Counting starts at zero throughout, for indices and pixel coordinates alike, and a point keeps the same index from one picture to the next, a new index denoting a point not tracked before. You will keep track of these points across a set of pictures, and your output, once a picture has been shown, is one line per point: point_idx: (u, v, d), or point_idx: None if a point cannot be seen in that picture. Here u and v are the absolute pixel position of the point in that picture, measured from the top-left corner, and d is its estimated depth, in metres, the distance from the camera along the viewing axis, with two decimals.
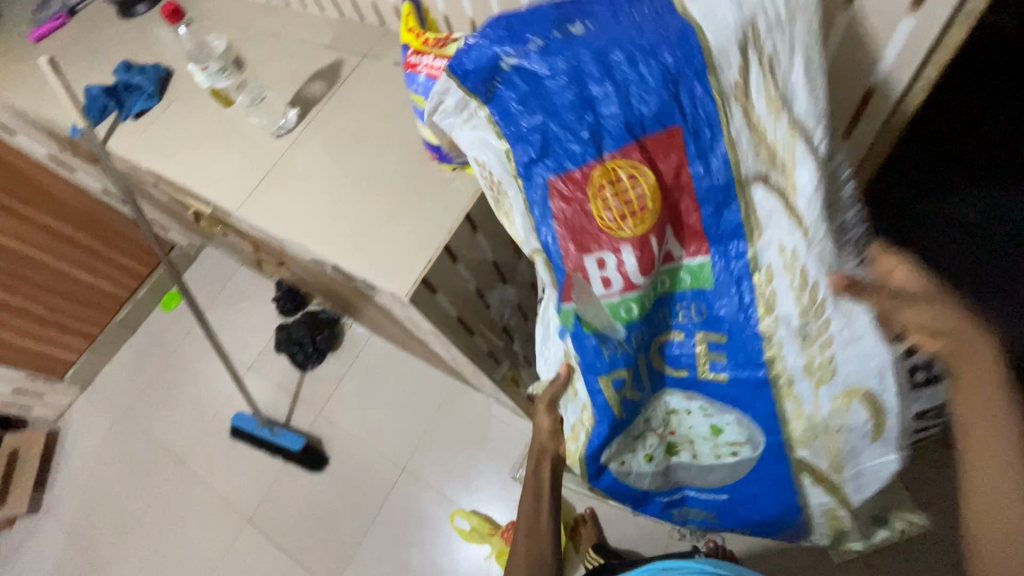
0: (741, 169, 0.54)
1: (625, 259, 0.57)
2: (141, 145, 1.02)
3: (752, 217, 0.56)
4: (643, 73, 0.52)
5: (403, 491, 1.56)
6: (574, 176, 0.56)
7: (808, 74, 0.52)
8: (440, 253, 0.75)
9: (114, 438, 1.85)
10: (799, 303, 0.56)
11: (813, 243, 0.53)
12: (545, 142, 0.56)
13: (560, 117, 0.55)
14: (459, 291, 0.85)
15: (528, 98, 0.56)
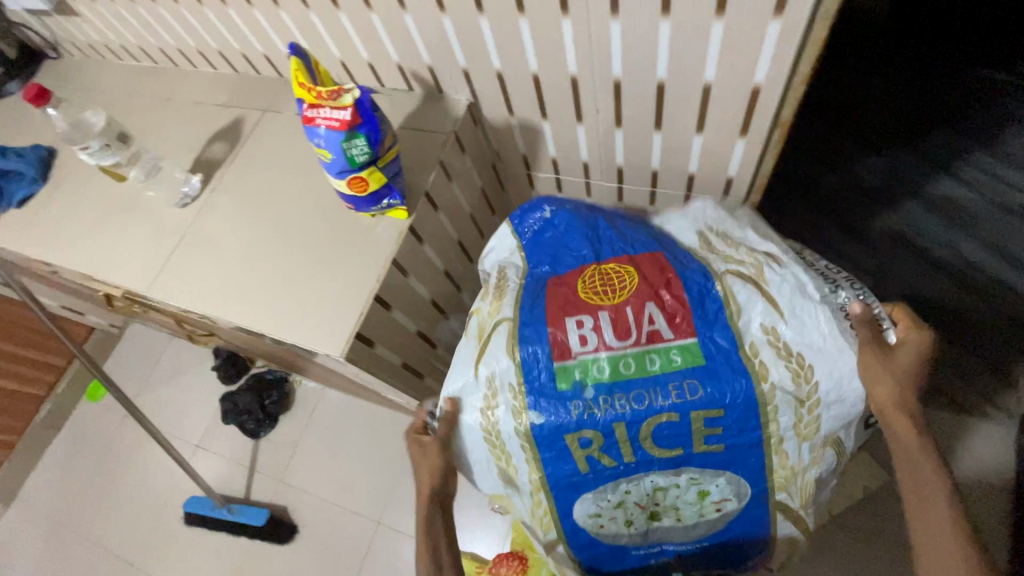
0: (718, 281, 0.64)
1: (604, 333, 0.62)
2: (30, 235, 0.93)
3: (732, 305, 0.62)
4: (630, 239, 0.70)
5: (381, 545, 1.49)
6: (565, 281, 0.67)
7: (760, 236, 0.70)
8: (372, 304, 0.73)
9: (52, 551, 1.67)
10: (791, 372, 0.59)
11: (793, 324, 0.60)
12: (549, 267, 0.70)
13: (563, 259, 0.70)
14: (400, 338, 0.83)
15: (539, 246, 0.72)
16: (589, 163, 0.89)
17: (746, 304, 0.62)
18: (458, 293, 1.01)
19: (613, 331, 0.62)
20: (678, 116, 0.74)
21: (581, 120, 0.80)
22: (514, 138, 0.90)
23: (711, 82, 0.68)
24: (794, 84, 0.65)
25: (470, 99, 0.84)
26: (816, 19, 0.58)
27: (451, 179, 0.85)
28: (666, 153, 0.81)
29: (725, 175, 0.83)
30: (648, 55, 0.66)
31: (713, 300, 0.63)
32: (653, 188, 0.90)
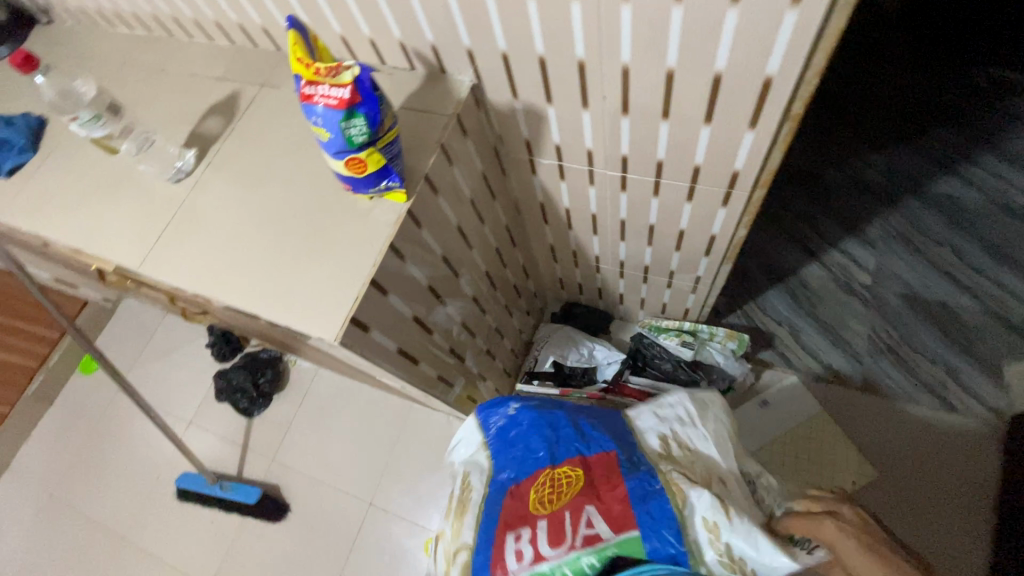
0: (672, 482, 0.78)
1: (539, 543, 0.75)
2: (19, 206, 0.91)
3: (679, 504, 0.75)
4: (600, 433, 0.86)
5: (372, 526, 1.50)
6: (535, 483, 0.81)
7: (716, 443, 0.87)
8: (367, 289, 0.71)
9: (43, 523, 1.68)
10: (718, 538, 0.72)
11: (732, 519, 0.72)
12: (538, 457, 0.83)
13: (548, 446, 0.85)
14: (395, 323, 0.82)
15: (528, 428, 0.88)
16: (593, 151, 0.87)
17: (693, 501, 0.74)
18: (456, 279, 1.00)
19: (548, 542, 0.75)
20: (686, 105, 0.72)
21: (587, 107, 0.78)
22: (517, 123, 0.88)
23: (723, 71, 0.66)
24: (806, 76, 0.64)
25: (473, 81, 0.82)
26: (835, 9, 0.56)
27: (452, 163, 0.83)
28: (672, 144, 0.80)
29: (731, 168, 0.81)
30: (660, 41, 0.64)
31: (657, 496, 0.76)
32: (657, 179, 0.89)
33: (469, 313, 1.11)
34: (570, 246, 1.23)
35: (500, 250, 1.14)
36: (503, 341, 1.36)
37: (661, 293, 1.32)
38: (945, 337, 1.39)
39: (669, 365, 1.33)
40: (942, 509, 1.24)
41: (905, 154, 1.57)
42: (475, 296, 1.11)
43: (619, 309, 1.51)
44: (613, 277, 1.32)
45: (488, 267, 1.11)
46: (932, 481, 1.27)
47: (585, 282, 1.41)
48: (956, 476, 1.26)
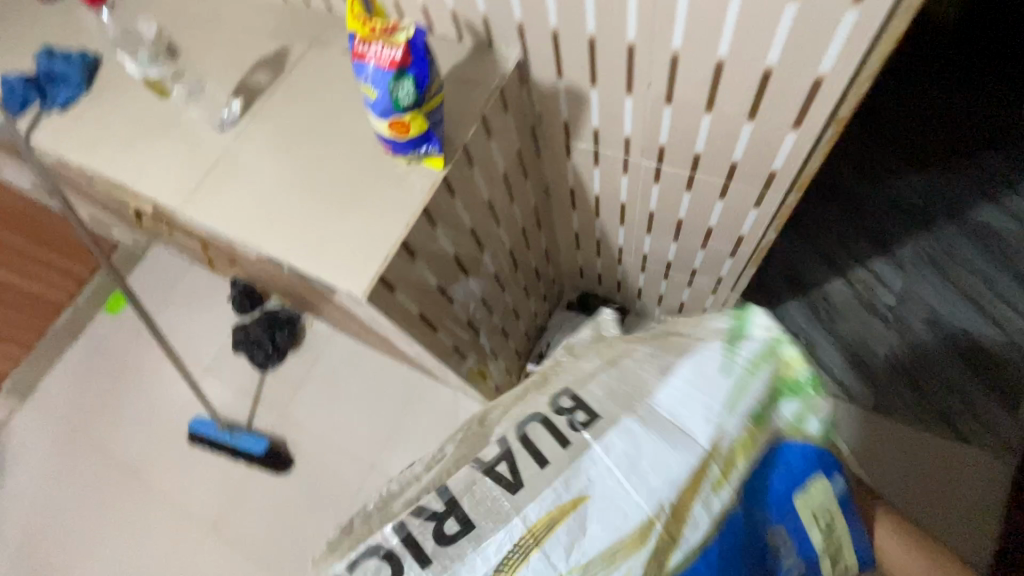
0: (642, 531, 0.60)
1: None
2: (70, 139, 0.94)
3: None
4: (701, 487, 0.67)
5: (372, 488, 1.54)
6: None
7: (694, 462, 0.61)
8: (397, 250, 0.73)
9: (62, 450, 1.75)
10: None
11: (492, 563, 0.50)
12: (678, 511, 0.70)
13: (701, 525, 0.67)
14: (418, 288, 0.83)
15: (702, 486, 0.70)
16: (631, 138, 0.87)
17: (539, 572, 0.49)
18: (481, 253, 1.01)
19: None
20: (733, 99, 0.72)
21: (631, 92, 0.78)
22: (558, 103, 0.88)
23: (773, 67, 0.65)
24: (859, 78, 0.64)
25: (520, 56, 0.82)
26: (897, 12, 0.55)
27: (490, 136, 0.84)
28: (712, 138, 0.79)
29: (769, 168, 0.81)
30: (714, 30, 0.64)
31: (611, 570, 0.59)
32: (691, 173, 0.88)
33: (489, 289, 1.12)
34: (595, 234, 1.24)
35: (526, 230, 1.14)
36: (518, 322, 1.37)
37: (681, 292, 1.32)
38: (965, 366, 1.37)
39: None
40: (941, 532, 1.25)
41: (945, 177, 1.54)
42: (497, 273, 1.12)
43: (636, 304, 1.51)
44: (634, 270, 1.32)
45: (512, 245, 1.12)
46: (935, 505, 1.27)
47: (606, 273, 1.41)
48: (958, 502, 1.27)
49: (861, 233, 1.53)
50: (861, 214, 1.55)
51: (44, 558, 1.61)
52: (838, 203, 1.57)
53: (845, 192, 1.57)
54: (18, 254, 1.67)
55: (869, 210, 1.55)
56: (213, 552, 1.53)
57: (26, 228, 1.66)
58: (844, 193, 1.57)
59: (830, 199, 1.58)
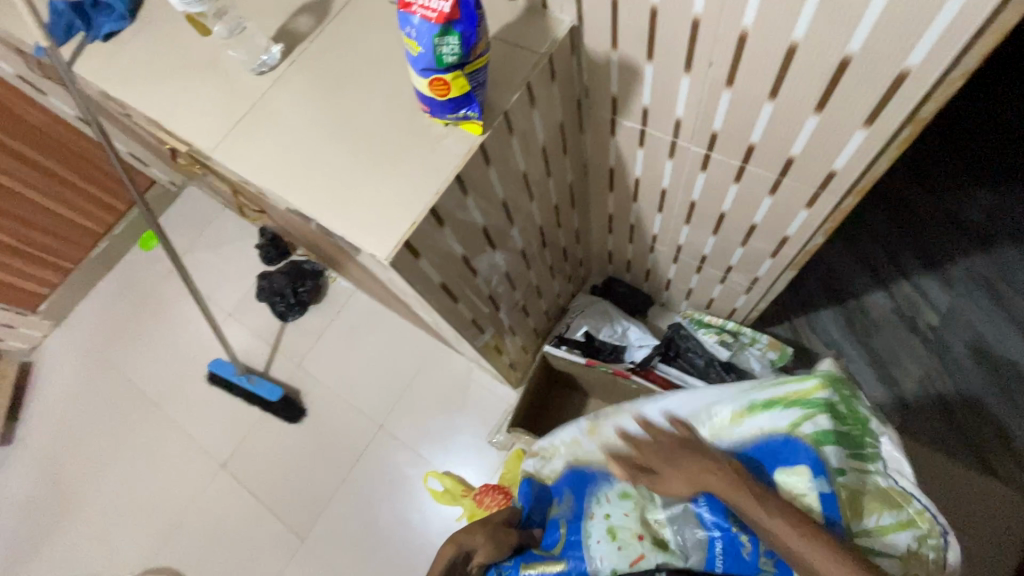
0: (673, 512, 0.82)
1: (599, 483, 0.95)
2: (110, 71, 0.93)
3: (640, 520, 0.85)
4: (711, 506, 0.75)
5: (379, 448, 1.56)
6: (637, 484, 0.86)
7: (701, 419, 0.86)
8: (426, 216, 0.71)
9: (90, 375, 1.82)
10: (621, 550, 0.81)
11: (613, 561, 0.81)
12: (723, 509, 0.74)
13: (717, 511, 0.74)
14: (443, 256, 0.81)
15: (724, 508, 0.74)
16: (682, 122, 0.82)
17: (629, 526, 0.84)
18: (510, 227, 0.98)
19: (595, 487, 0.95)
20: (801, 87, 0.66)
21: (689, 71, 0.73)
22: (609, 78, 0.83)
23: (853, 56, 0.59)
24: (951, 76, 0.58)
25: (574, 22, 0.77)
26: (1010, 4, 0.50)
27: (533, 106, 0.79)
28: (771, 128, 0.74)
29: (829, 167, 0.75)
30: (794, 9, 0.58)
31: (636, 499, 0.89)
32: (742, 164, 0.83)
33: (514, 265, 1.09)
34: (629, 219, 1.19)
35: (558, 209, 1.11)
36: (539, 301, 1.35)
37: (711, 288, 1.27)
38: (1003, 398, 1.30)
39: (702, 360, 1.29)
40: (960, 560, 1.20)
41: (1013, 197, 1.43)
42: (524, 249, 1.09)
43: (663, 295, 1.46)
44: (665, 260, 1.27)
45: (542, 223, 1.09)
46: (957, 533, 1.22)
47: (635, 260, 1.37)
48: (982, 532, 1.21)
49: (909, 248, 1.44)
50: (912, 228, 1.45)
51: (67, 475, 1.69)
52: (889, 216, 1.47)
53: (898, 203, 1.48)
54: (58, 181, 1.70)
55: (923, 226, 1.45)
56: (223, 489, 1.59)
57: (68, 157, 1.69)
58: (898, 205, 1.48)
59: (882, 210, 1.48)
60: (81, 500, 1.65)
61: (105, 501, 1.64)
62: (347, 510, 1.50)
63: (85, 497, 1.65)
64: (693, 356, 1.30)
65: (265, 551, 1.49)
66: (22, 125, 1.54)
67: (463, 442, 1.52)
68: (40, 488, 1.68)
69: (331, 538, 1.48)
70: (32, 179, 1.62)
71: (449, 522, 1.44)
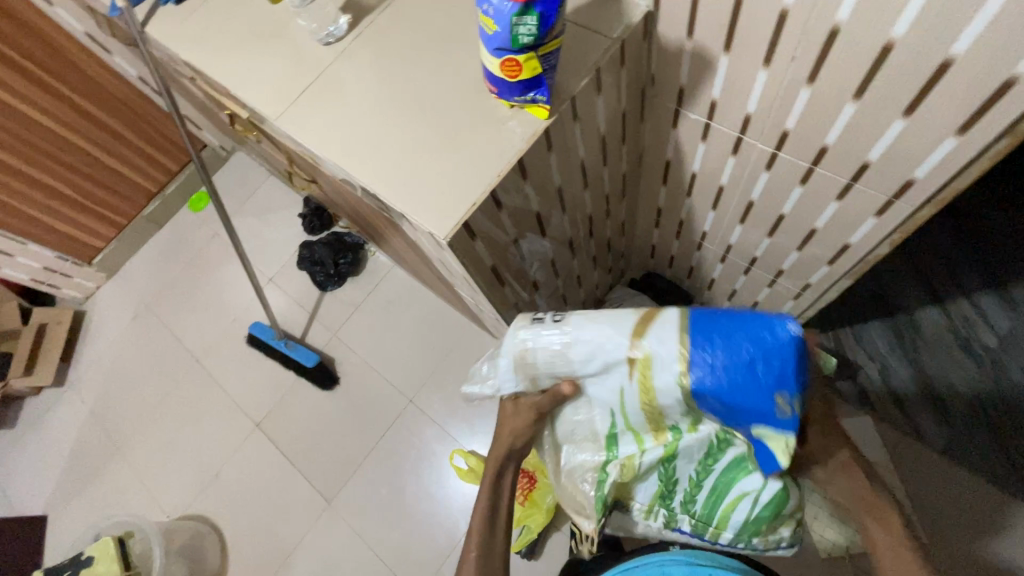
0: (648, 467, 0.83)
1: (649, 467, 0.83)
2: (182, 34, 0.95)
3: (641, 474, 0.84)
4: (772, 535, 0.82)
5: (407, 421, 1.59)
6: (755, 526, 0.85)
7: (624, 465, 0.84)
8: (486, 197, 0.70)
9: (137, 326, 1.91)
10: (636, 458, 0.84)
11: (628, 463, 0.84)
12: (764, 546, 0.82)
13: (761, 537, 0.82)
14: (496, 238, 0.81)
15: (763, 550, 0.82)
16: (752, 117, 0.79)
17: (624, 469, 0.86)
18: (561, 215, 0.97)
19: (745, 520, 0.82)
20: (892, 88, 0.63)
21: (768, 65, 0.70)
22: (679, 67, 0.80)
23: (957, 58, 0.56)
24: None
25: (649, 8, 0.75)
26: None
27: (599, 93, 0.78)
28: (848, 130, 0.70)
29: (908, 175, 0.71)
30: (895, 7, 0.55)
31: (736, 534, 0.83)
32: (811, 166, 0.80)
33: (560, 253, 1.09)
34: (679, 214, 1.16)
35: (608, 199, 1.09)
36: (579, 289, 1.34)
37: (758, 290, 1.24)
38: None
39: None
40: None
41: None
42: (571, 237, 1.08)
43: (705, 293, 1.44)
44: (712, 259, 1.25)
45: (592, 212, 1.07)
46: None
47: (679, 256, 1.34)
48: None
49: None
50: None
51: (113, 418, 1.78)
52: None
53: None
54: (117, 139, 1.75)
55: None
56: (256, 447, 1.65)
57: (127, 115, 1.74)
58: None
59: None
60: (125, 443, 1.74)
61: (147, 446, 1.73)
62: (373, 479, 1.55)
63: (128, 441, 1.74)
64: None
65: (293, 509, 1.55)
66: (87, 82, 1.59)
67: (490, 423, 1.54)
68: (88, 428, 1.78)
69: (355, 502, 1.53)
70: (93, 135, 1.68)
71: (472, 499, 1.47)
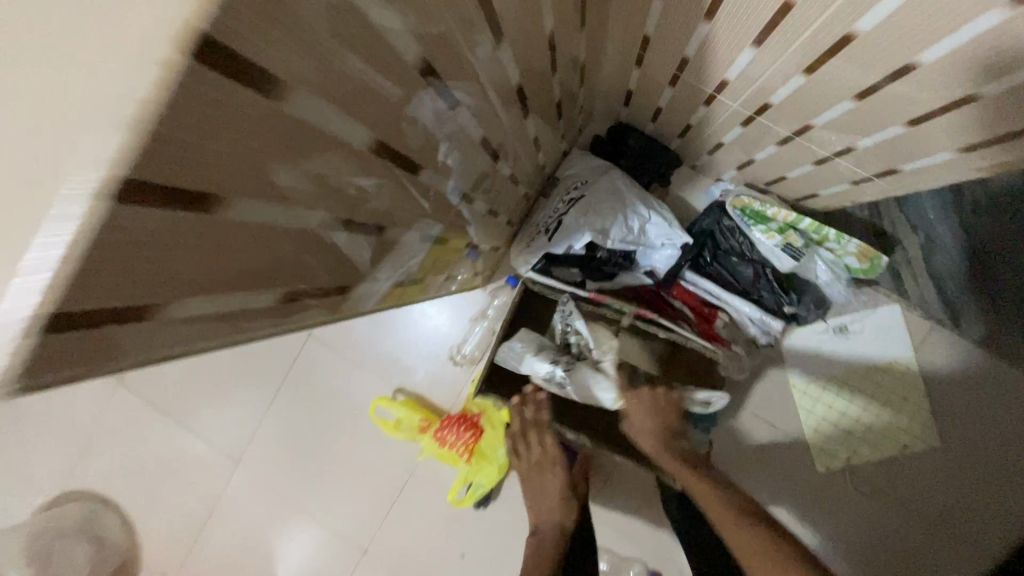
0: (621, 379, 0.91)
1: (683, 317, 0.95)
2: None
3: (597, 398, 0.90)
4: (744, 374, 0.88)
5: (312, 356, 1.23)
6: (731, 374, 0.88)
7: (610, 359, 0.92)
8: (96, 225, 0.19)
9: None
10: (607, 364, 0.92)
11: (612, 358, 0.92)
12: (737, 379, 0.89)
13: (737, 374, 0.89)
14: (258, 277, 0.34)
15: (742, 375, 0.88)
16: None
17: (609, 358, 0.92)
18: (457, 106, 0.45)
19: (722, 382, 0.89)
20: None
21: None
22: None
23: None
24: None
25: None
26: None
27: None
28: None
29: None
30: None
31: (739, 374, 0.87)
32: None
33: (476, 159, 0.59)
34: (683, 51, 0.64)
35: (555, 41, 0.55)
36: (518, 184, 0.86)
37: (789, 168, 0.81)
38: None
39: (748, 271, 0.92)
40: None
41: None
42: (489, 134, 0.57)
43: (705, 155, 0.98)
44: (729, 121, 0.76)
45: (524, 76, 0.54)
46: None
47: (671, 112, 0.84)
48: None
49: None
50: None
51: None
52: None
53: None
54: None
55: None
56: (125, 404, 1.29)
57: None
58: None
59: None
60: None
61: None
62: (284, 429, 1.25)
63: None
64: (734, 264, 0.93)
65: (197, 472, 1.27)
66: None
67: (419, 352, 1.20)
68: None
69: (269, 458, 1.25)
70: None
71: (405, 455, 1.19)
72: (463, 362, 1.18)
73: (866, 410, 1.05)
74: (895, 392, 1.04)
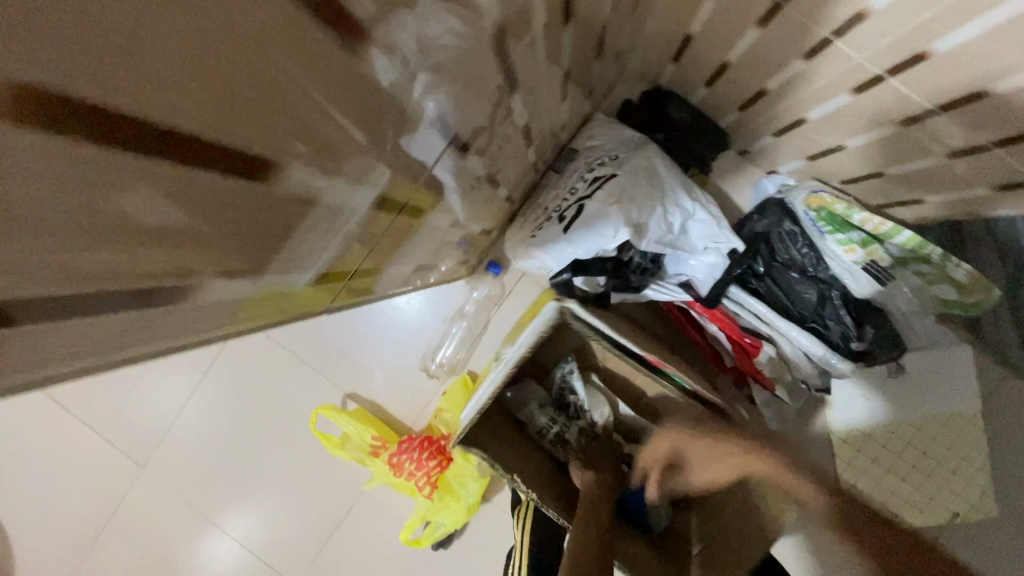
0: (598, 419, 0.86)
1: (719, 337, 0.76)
2: None
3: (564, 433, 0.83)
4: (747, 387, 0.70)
5: (245, 345, 0.98)
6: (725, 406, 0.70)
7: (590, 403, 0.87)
8: None
9: None
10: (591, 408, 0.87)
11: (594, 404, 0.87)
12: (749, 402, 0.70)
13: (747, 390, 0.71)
14: (101, 300, 0.21)
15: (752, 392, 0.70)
16: None
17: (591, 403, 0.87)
18: None
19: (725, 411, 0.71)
20: None
21: None
22: None
23: None
24: None
25: None
26: None
27: None
28: None
29: None
30: None
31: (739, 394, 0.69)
32: None
33: (476, 89, 0.36)
34: None
35: None
36: (529, 147, 0.63)
37: (896, 163, 0.60)
38: None
39: (812, 292, 0.72)
40: None
41: None
42: (511, 41, 0.35)
43: (763, 138, 0.77)
44: (832, 86, 0.54)
45: None
46: None
47: (744, 70, 0.63)
48: None
49: None
50: None
51: None
52: None
53: None
54: None
55: None
56: None
57: None
58: None
59: None
60: None
61: None
62: (205, 431, 1.00)
63: None
64: (791, 281, 0.73)
65: (90, 476, 1.02)
66: None
67: (379, 352, 0.97)
68: None
69: (184, 464, 1.01)
70: None
71: (352, 477, 0.98)
72: (437, 373, 0.96)
73: (904, 459, 0.88)
74: (942, 443, 0.86)
